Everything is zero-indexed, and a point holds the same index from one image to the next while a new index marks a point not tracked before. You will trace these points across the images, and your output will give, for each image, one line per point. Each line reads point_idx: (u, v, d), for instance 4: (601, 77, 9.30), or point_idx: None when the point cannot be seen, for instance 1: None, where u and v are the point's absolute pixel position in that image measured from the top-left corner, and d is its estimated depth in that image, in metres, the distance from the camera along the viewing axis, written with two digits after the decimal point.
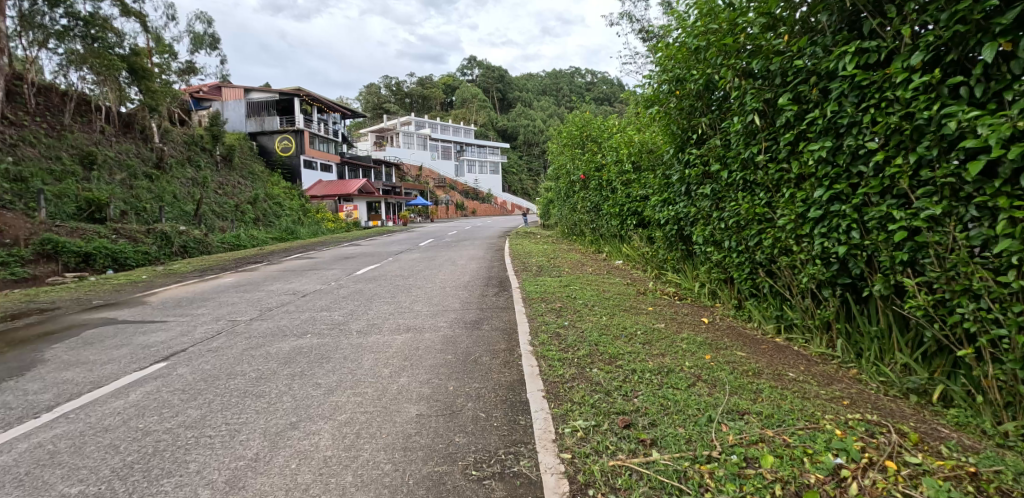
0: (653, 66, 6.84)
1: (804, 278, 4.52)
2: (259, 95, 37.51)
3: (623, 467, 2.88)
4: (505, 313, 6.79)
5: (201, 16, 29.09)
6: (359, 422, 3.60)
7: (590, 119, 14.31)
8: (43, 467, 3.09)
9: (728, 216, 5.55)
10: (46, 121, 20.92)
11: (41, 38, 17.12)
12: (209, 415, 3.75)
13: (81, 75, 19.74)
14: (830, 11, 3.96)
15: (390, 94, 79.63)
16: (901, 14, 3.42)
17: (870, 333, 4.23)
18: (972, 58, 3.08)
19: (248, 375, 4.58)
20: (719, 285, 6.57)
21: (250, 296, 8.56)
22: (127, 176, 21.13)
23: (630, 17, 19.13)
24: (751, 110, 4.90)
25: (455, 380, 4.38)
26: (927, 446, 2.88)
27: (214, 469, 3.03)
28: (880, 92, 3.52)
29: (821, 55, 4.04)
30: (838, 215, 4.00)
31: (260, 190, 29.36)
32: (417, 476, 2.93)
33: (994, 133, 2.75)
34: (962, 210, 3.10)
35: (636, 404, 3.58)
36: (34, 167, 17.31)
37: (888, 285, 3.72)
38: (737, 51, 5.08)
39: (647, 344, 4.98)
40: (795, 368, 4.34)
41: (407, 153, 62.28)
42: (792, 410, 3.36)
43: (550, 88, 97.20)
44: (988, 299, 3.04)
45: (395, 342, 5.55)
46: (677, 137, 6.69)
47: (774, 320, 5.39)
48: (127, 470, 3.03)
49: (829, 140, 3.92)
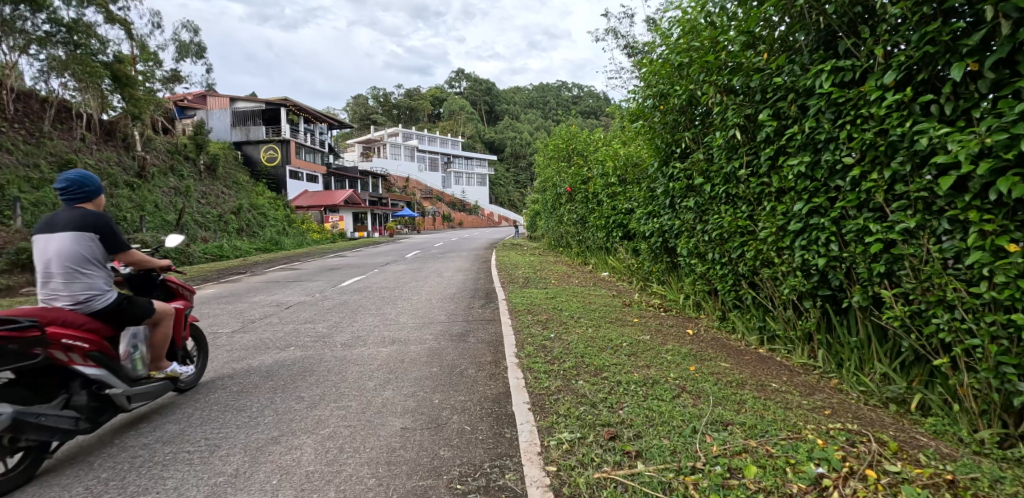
0: (637, 81, 6.90)
1: (786, 290, 4.59)
2: (245, 104, 37.40)
3: (609, 479, 2.88)
4: (490, 326, 6.79)
5: (188, 24, 29.23)
6: (342, 436, 3.56)
7: (575, 132, 14.46)
8: (11, 485, 3.00)
9: (711, 228, 5.64)
10: (25, 129, 20.53)
11: (22, 45, 16.88)
12: (188, 430, 3.67)
13: (63, 81, 19.40)
14: (807, 31, 4.08)
15: (377, 105, 79.59)
16: (875, 34, 3.54)
17: (850, 344, 4.30)
18: (942, 77, 3.19)
19: (228, 389, 4.50)
20: (703, 297, 6.65)
21: (232, 308, 8.45)
22: (107, 184, 20.83)
23: (615, 32, 19.34)
24: (732, 125, 5.01)
25: (440, 393, 4.36)
26: (906, 455, 2.93)
27: (194, 485, 2.96)
28: (855, 109, 3.63)
29: (799, 72, 4.17)
30: (817, 228, 4.09)
31: (245, 201, 29.03)
32: (400, 490, 2.90)
33: (964, 149, 2.84)
34: (935, 223, 3.18)
35: (621, 416, 3.59)
36: (12, 174, 16.95)
37: (866, 297, 3.81)
38: (719, 68, 5.19)
39: (632, 356, 4.99)
40: (778, 379, 4.40)
41: (394, 164, 62.28)
42: (774, 420, 3.40)
43: (537, 101, 97.98)
44: (961, 309, 3.12)
45: (381, 356, 5.48)
46: (661, 151, 6.79)
47: (757, 332, 5.48)
48: (101, 487, 2.96)
49: (808, 155, 4.02)
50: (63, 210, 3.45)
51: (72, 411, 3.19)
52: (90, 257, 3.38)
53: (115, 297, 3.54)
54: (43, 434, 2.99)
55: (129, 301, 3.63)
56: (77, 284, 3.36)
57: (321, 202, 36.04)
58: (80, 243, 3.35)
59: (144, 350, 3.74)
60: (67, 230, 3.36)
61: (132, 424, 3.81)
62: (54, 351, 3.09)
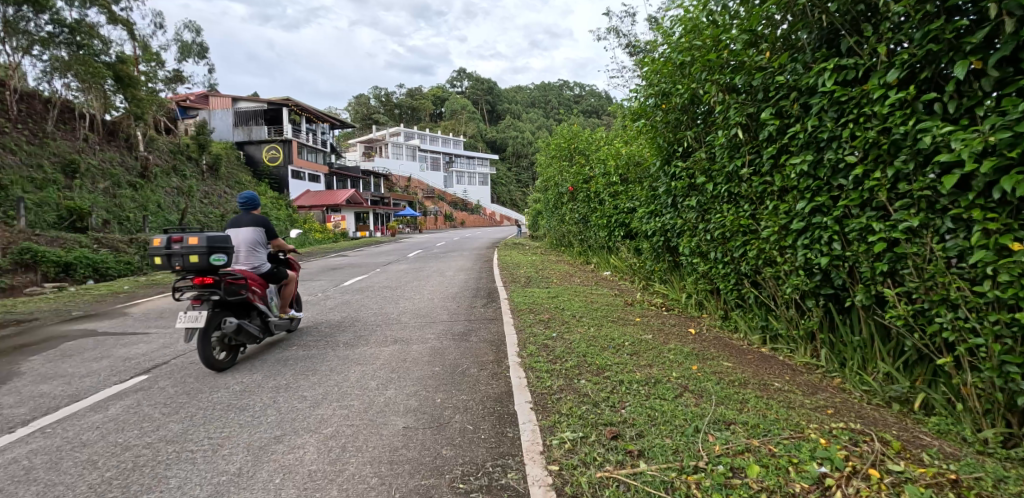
0: (639, 80, 6.90)
1: (788, 289, 4.58)
2: (247, 105, 37.46)
3: (611, 478, 2.88)
4: (493, 325, 6.79)
5: (190, 25, 29.27)
6: (345, 435, 3.56)
7: (577, 131, 14.45)
8: (17, 484, 3.01)
9: (713, 227, 5.63)
10: (29, 129, 20.59)
11: (26, 45, 16.92)
12: (191, 430, 3.68)
13: (66, 82, 19.44)
14: (810, 29, 4.07)
15: (379, 105, 79.59)
16: (878, 32, 3.52)
17: (853, 343, 4.29)
18: (945, 75, 3.18)
19: (231, 388, 4.51)
20: (705, 296, 6.64)
21: None
22: (110, 184, 20.89)
23: (617, 31, 19.32)
24: (735, 124, 5.00)
25: (443, 392, 4.36)
26: (910, 454, 2.93)
27: (197, 484, 2.97)
28: (857, 107, 3.61)
29: (801, 71, 4.16)
30: (820, 226, 4.08)
31: (248, 201, 29.09)
32: (403, 489, 2.90)
33: (968, 147, 2.83)
34: (939, 222, 3.17)
35: (624, 415, 3.59)
36: (15, 175, 17.01)
37: (869, 296, 3.80)
38: (721, 66, 5.18)
39: (635, 355, 4.99)
40: (780, 378, 4.40)
41: (395, 164, 62.32)
42: (777, 419, 3.40)
43: (539, 101, 97.90)
44: (965, 308, 3.11)
45: (383, 355, 5.49)
46: (663, 150, 6.78)
47: (759, 331, 5.47)
48: (105, 486, 2.97)
49: (810, 154, 4.01)
50: (240, 215, 5.75)
51: (255, 327, 5.45)
52: (261, 242, 5.71)
53: (269, 266, 5.85)
54: (245, 335, 5.27)
55: (275, 269, 5.94)
56: (253, 256, 5.66)
57: (324, 201, 36.07)
58: (256, 233, 5.68)
59: (278, 299, 5.99)
60: (248, 226, 5.67)
61: (264, 344, 6.06)
62: (253, 290, 5.41)
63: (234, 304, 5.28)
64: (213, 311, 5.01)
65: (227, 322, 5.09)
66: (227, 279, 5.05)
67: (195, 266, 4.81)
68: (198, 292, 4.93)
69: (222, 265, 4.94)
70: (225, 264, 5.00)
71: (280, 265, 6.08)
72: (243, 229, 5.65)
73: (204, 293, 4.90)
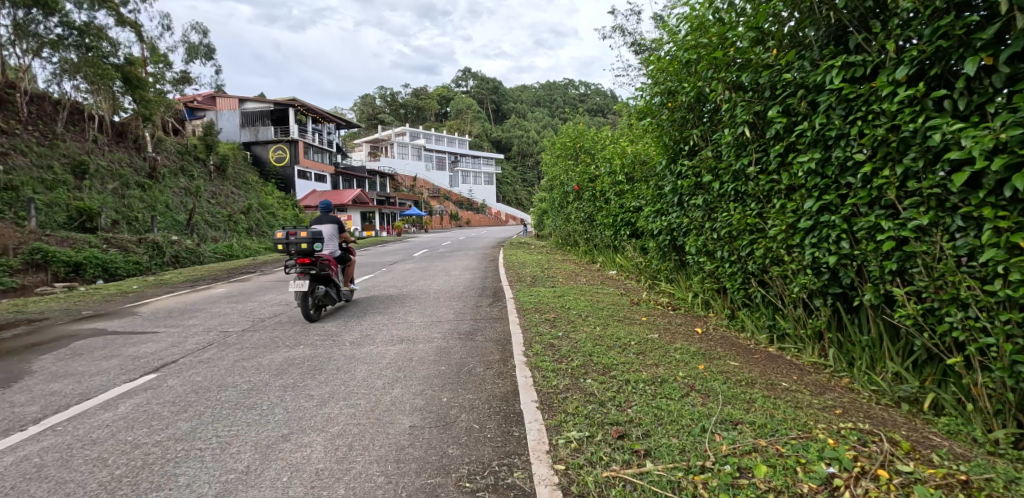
0: (644, 79, 6.88)
1: (796, 288, 4.55)
2: (254, 105, 37.66)
3: (617, 478, 2.87)
4: (498, 324, 6.79)
5: (197, 26, 29.46)
6: (352, 433, 3.57)
7: (583, 130, 14.42)
8: (29, 481, 3.04)
9: (720, 226, 5.60)
10: (39, 131, 20.80)
11: (35, 48, 17.09)
12: (199, 428, 3.70)
13: (75, 83, 19.63)
14: (817, 26, 4.04)
15: (384, 105, 79.76)
16: (886, 29, 3.49)
17: (862, 343, 4.26)
18: (955, 72, 3.15)
19: (239, 386, 4.54)
20: (712, 295, 6.61)
21: (243, 307, 8.52)
22: (119, 185, 21.07)
23: (622, 30, 19.28)
24: (741, 122, 4.97)
25: (449, 391, 4.37)
26: (920, 455, 2.90)
27: (205, 482, 2.99)
28: (866, 104, 3.58)
29: (809, 68, 4.13)
30: (828, 225, 4.05)
31: (254, 201, 29.25)
32: (410, 488, 2.91)
33: (978, 145, 2.80)
34: (949, 220, 3.14)
35: (630, 415, 3.58)
36: (26, 176, 17.18)
37: (878, 295, 3.76)
38: (727, 64, 5.15)
39: (641, 354, 4.97)
40: (787, 377, 4.37)
41: (401, 163, 62.45)
42: (785, 419, 3.37)
43: (544, 100, 97.80)
44: (975, 307, 3.08)
45: (389, 354, 5.50)
46: (669, 149, 6.75)
47: (767, 330, 5.44)
48: (115, 483, 2.99)
49: (818, 151, 3.98)
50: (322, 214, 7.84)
51: (335, 293, 7.62)
52: (336, 234, 7.83)
53: (341, 252, 7.97)
54: (329, 299, 7.44)
55: (344, 254, 8.06)
56: (331, 244, 7.78)
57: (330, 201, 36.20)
58: (334, 228, 7.82)
59: (344, 277, 8.12)
60: (328, 222, 7.79)
61: (297, 329, 6.84)
62: (333, 269, 7.52)
63: (321, 277, 7.41)
64: (311, 282, 7.14)
65: (319, 289, 7.26)
66: (321, 260, 7.20)
67: (303, 250, 6.97)
68: (303, 269, 7.09)
69: (319, 250, 7.09)
70: (321, 249, 7.13)
71: (346, 251, 8.21)
72: (324, 226, 7.80)
73: (307, 269, 7.01)
